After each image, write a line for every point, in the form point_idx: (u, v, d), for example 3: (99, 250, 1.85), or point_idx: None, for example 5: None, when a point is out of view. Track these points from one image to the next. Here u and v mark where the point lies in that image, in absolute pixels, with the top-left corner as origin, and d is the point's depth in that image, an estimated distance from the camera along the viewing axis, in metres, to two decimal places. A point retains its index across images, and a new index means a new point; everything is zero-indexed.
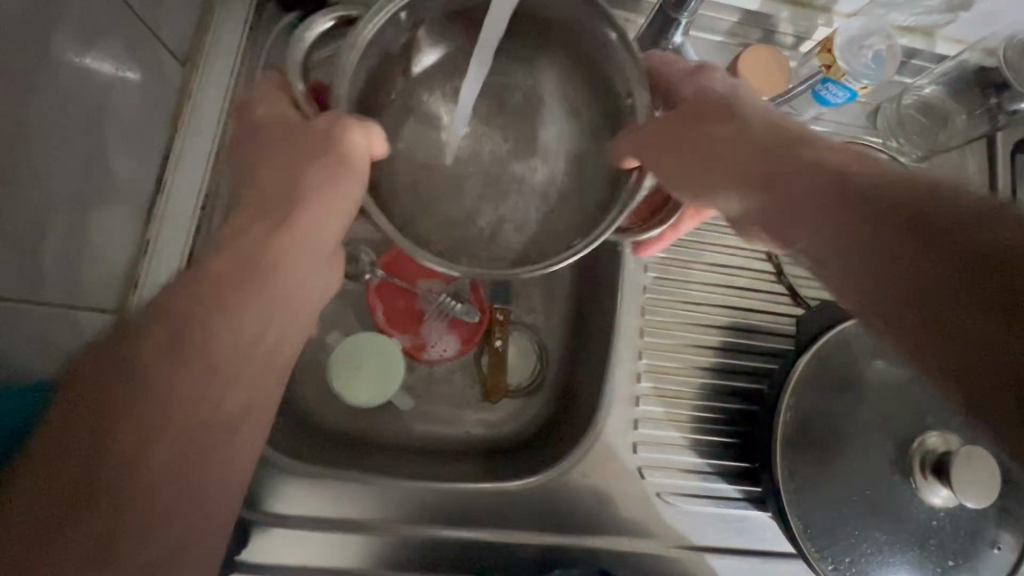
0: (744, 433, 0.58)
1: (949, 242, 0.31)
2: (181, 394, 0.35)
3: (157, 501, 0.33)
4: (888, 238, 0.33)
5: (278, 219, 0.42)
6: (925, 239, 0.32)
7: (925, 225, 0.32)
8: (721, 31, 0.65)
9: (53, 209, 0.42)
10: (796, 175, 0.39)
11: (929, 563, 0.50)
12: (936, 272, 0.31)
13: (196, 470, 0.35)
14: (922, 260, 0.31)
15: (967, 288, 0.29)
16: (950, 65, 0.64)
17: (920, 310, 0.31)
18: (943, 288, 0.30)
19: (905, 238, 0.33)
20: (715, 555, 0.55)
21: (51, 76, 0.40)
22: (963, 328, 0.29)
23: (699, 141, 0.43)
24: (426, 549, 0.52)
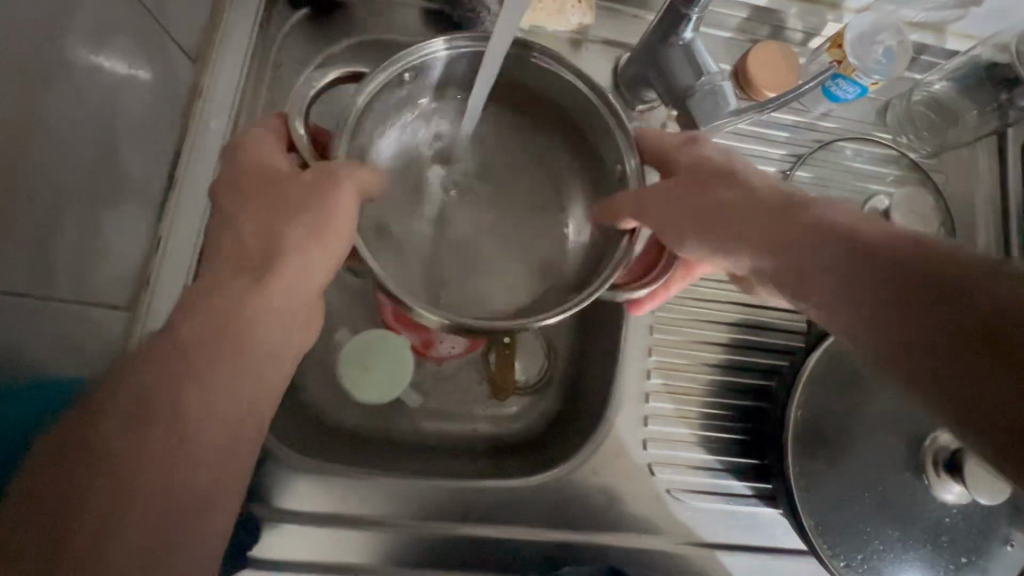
0: (753, 431, 0.58)
1: (956, 306, 0.29)
2: (166, 421, 0.34)
3: (138, 532, 0.32)
4: (890, 303, 0.31)
5: (255, 267, 0.39)
6: (930, 304, 0.30)
7: (924, 289, 0.30)
8: (729, 27, 0.65)
9: (66, 207, 0.42)
10: (796, 235, 0.37)
11: (941, 561, 0.50)
12: (945, 342, 0.28)
13: (178, 500, 0.34)
14: (927, 327, 0.29)
15: (977, 362, 0.27)
16: (961, 61, 0.64)
17: (935, 380, 0.29)
18: (954, 356, 0.28)
19: (907, 304, 0.31)
20: (724, 552, 0.55)
21: (64, 74, 0.40)
22: (977, 402, 0.27)
23: (693, 193, 0.42)
24: (435, 546, 0.52)
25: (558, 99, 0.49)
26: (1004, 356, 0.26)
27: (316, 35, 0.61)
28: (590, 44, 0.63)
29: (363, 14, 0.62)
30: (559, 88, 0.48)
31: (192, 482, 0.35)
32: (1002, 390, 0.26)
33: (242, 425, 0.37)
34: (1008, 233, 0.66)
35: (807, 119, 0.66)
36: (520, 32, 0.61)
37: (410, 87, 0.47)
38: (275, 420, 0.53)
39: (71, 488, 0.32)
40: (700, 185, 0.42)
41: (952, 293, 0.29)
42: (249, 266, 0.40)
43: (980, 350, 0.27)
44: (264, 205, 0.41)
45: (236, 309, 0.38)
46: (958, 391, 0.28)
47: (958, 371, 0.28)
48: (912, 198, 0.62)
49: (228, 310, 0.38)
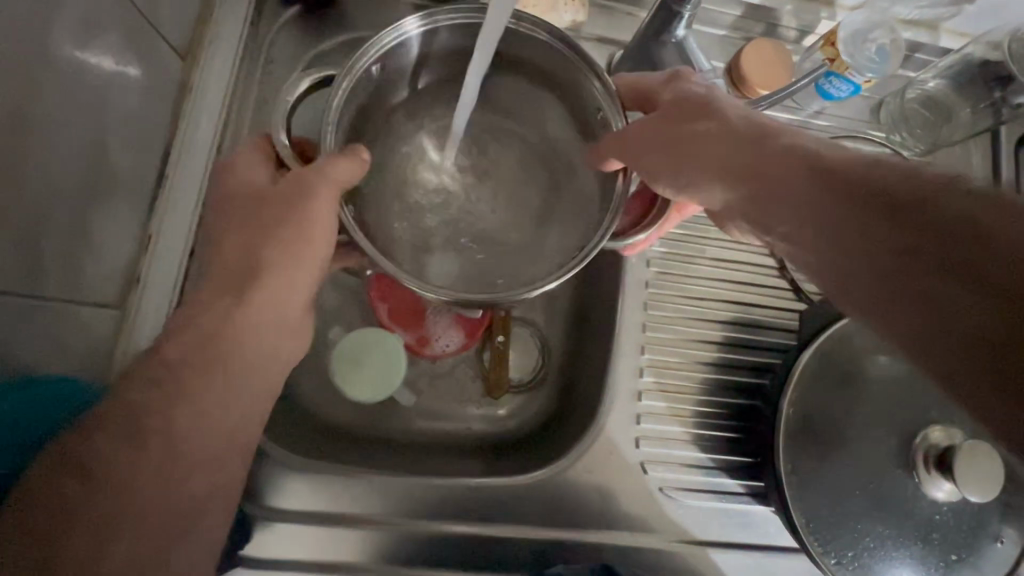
0: (746, 428, 0.58)
1: (942, 242, 0.29)
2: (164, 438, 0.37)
3: (135, 538, 0.35)
4: (881, 239, 0.31)
5: (253, 281, 0.42)
6: (915, 242, 0.30)
7: (913, 224, 0.30)
8: (723, 24, 0.64)
9: (55, 204, 0.42)
10: (772, 173, 0.38)
11: (931, 558, 0.50)
12: (931, 277, 0.29)
13: (172, 509, 0.37)
14: (914, 262, 0.30)
15: (950, 290, 0.28)
16: (955, 58, 0.64)
17: (919, 315, 0.29)
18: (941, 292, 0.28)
19: (895, 238, 0.31)
20: (716, 550, 0.55)
21: (53, 71, 0.40)
22: (961, 337, 0.27)
23: (672, 140, 0.42)
24: (427, 544, 0.52)
25: (538, 65, 0.48)
26: (987, 287, 0.27)
27: (308, 32, 0.61)
28: (584, 41, 0.63)
29: (356, 11, 0.61)
30: (538, 54, 0.47)
31: (188, 493, 0.38)
32: (986, 324, 0.26)
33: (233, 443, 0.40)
34: None
35: (800, 116, 0.66)
36: None
37: (383, 76, 0.46)
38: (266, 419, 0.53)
39: (69, 499, 0.34)
40: (695, 129, 0.42)
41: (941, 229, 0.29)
42: (248, 283, 0.42)
43: (966, 284, 0.27)
44: (250, 212, 0.43)
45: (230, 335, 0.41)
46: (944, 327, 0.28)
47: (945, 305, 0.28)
48: None
49: (223, 334, 0.41)
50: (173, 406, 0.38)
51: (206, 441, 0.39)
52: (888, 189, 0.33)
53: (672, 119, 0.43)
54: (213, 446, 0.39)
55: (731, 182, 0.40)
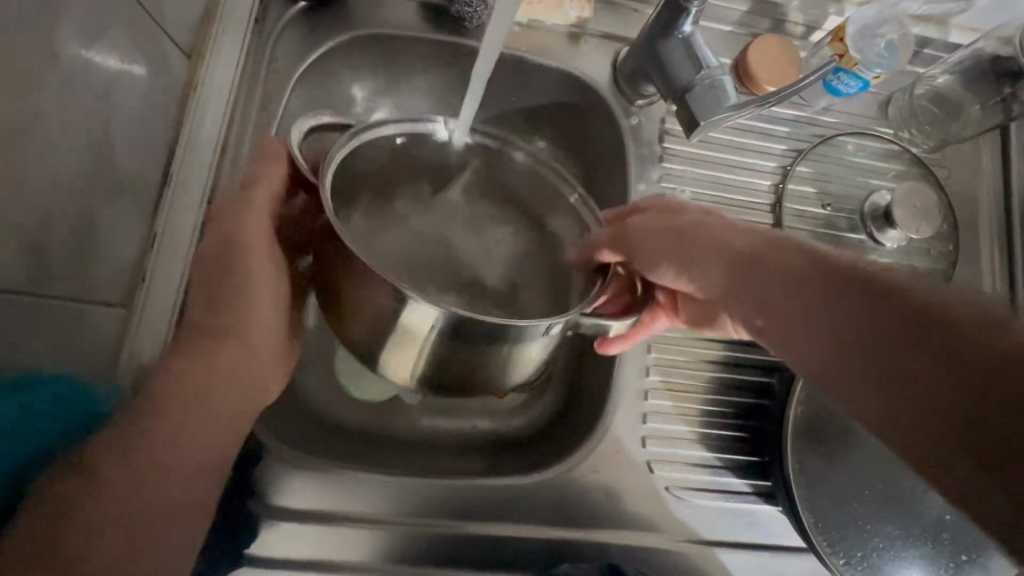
0: (754, 428, 0.58)
1: (958, 358, 0.31)
2: (143, 440, 0.37)
3: (110, 542, 0.35)
4: (898, 351, 0.33)
5: (228, 315, 0.42)
6: (934, 356, 0.31)
7: (924, 338, 0.32)
8: (730, 20, 0.64)
9: (60, 204, 0.41)
10: (761, 268, 0.41)
11: (941, 558, 0.49)
12: (955, 391, 0.30)
13: (150, 514, 0.36)
14: (933, 377, 0.31)
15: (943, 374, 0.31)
16: (966, 53, 0.63)
17: (940, 430, 0.31)
18: (961, 404, 0.30)
19: (910, 351, 0.32)
20: (724, 550, 0.55)
21: (57, 69, 0.39)
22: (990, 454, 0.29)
23: (667, 235, 0.46)
24: (434, 544, 0.52)
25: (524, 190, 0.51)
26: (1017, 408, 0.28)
27: (312, 29, 0.61)
28: (588, 37, 0.63)
29: (360, 8, 0.61)
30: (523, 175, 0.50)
31: (167, 497, 0.37)
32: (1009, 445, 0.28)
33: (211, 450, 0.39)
34: (1010, 227, 0.66)
35: (808, 113, 0.65)
36: (517, 26, 0.61)
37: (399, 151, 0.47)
38: (272, 418, 0.53)
39: (54, 505, 0.34)
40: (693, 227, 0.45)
41: (957, 342, 0.31)
42: (226, 320, 0.42)
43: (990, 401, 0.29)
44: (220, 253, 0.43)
45: (214, 346, 0.41)
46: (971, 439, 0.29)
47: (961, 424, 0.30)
48: (915, 192, 0.60)
49: (205, 345, 0.41)
50: (155, 411, 0.38)
51: (189, 445, 0.38)
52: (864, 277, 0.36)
53: (665, 217, 0.47)
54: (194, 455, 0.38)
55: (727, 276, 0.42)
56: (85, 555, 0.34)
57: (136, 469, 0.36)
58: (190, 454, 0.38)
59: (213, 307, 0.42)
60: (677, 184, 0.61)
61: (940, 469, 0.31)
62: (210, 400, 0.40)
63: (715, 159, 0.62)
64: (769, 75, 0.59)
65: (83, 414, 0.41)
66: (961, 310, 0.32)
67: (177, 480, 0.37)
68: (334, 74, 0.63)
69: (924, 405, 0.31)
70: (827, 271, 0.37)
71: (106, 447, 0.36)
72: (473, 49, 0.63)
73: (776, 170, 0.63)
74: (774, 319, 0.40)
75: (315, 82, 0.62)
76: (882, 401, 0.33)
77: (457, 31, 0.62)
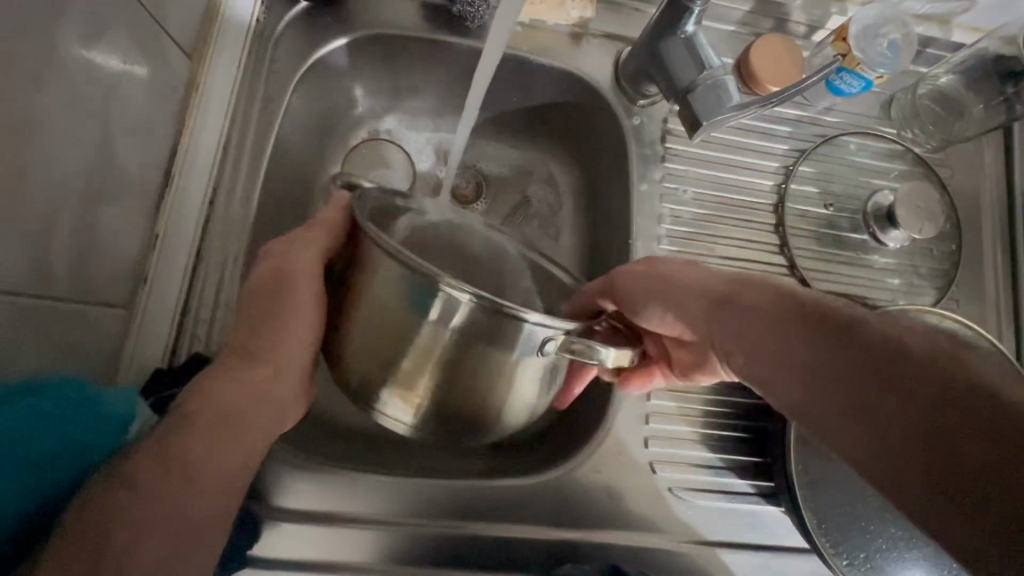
0: (756, 429, 0.58)
1: (912, 386, 0.30)
2: (188, 446, 0.39)
3: (159, 542, 0.36)
4: (857, 384, 0.33)
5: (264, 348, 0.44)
6: (888, 387, 0.31)
7: (878, 370, 0.32)
8: (732, 20, 0.64)
9: (62, 204, 0.41)
10: (742, 306, 0.41)
11: (943, 560, 0.49)
12: (913, 419, 0.30)
13: (194, 516, 0.38)
14: (892, 408, 0.31)
15: (910, 413, 0.30)
16: (969, 53, 0.63)
17: (903, 459, 0.30)
18: (918, 432, 0.29)
19: (870, 383, 0.32)
20: (726, 551, 0.55)
21: (58, 69, 0.39)
22: (948, 484, 0.27)
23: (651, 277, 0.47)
24: (436, 545, 0.52)
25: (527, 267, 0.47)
26: (969, 436, 0.27)
27: (314, 29, 0.60)
28: (590, 37, 0.62)
29: (361, 8, 0.61)
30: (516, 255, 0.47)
31: (209, 501, 0.39)
32: (965, 474, 0.27)
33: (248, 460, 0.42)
34: (1012, 227, 0.66)
35: (810, 113, 0.65)
36: (519, 26, 0.61)
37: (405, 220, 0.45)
38: None
39: (103, 506, 0.35)
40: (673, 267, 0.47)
41: (912, 371, 0.31)
42: (258, 353, 0.44)
43: (945, 428, 0.28)
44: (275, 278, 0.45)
45: (250, 366, 0.44)
46: (931, 467, 0.28)
47: (920, 453, 0.29)
48: (920, 193, 0.60)
49: (241, 364, 0.44)
50: (194, 421, 0.40)
51: (229, 455, 0.41)
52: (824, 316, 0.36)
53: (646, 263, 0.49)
54: (234, 463, 0.41)
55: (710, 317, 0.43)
56: (138, 552, 0.35)
57: (183, 473, 0.38)
58: (228, 464, 0.41)
59: (247, 332, 0.45)
60: (678, 184, 0.61)
61: (910, 504, 0.29)
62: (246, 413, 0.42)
63: (717, 159, 0.62)
64: (772, 75, 0.59)
65: (98, 415, 0.41)
66: (918, 340, 0.32)
67: (219, 485, 0.40)
68: (335, 74, 0.63)
69: (886, 435, 0.31)
70: (792, 305, 0.38)
71: (154, 455, 0.38)
72: (475, 49, 0.63)
73: (778, 170, 0.63)
74: (749, 356, 0.40)
75: (317, 83, 0.62)
76: (849, 435, 0.33)
77: (458, 31, 0.62)
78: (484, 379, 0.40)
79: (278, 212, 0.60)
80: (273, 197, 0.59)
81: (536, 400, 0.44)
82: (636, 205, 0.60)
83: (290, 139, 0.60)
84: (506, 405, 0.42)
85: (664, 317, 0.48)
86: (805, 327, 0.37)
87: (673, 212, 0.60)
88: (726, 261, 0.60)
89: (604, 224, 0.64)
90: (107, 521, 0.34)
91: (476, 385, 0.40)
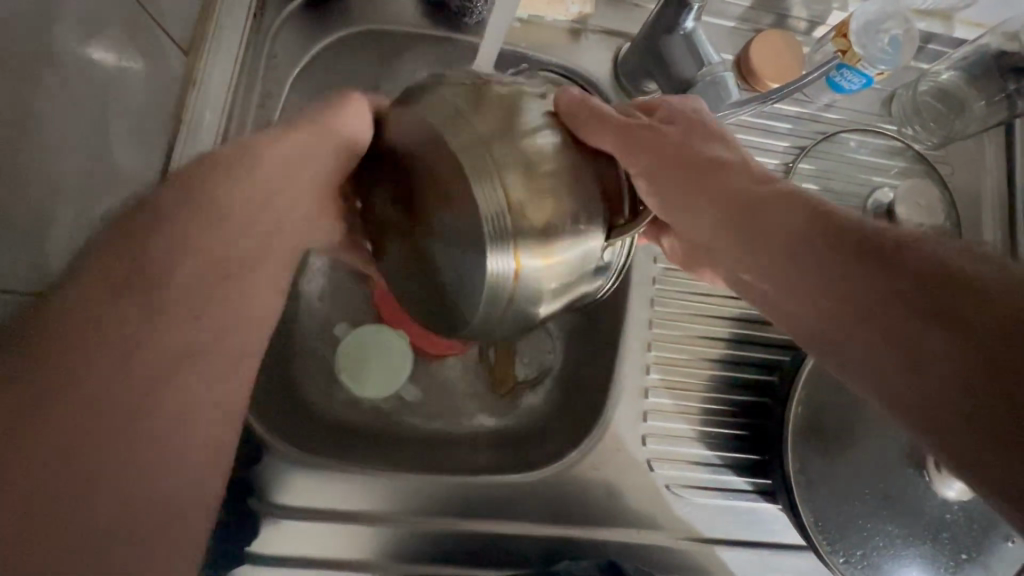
0: (755, 426, 0.58)
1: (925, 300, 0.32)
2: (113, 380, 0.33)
3: (167, 494, 0.34)
4: (872, 303, 0.34)
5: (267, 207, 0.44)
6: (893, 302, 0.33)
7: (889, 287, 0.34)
8: (732, 15, 0.63)
9: (57, 203, 0.41)
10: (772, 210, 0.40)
11: (940, 557, 0.49)
12: (949, 356, 0.31)
13: (159, 461, 0.34)
14: (926, 342, 0.32)
15: (950, 350, 0.31)
16: (971, 49, 0.62)
17: (901, 373, 0.32)
18: (924, 346, 0.32)
19: (906, 315, 0.33)
20: (724, 548, 0.55)
21: (53, 68, 0.39)
22: (949, 390, 0.30)
23: (679, 148, 0.43)
24: (433, 542, 0.53)
25: None
26: (976, 344, 0.30)
27: (311, 26, 0.60)
28: (590, 33, 0.62)
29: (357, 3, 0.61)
30: None
31: (195, 441, 0.36)
32: (965, 384, 0.30)
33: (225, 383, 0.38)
34: (1015, 225, 0.65)
35: (810, 109, 0.65)
36: (517, 22, 0.60)
37: None
38: (274, 416, 0.54)
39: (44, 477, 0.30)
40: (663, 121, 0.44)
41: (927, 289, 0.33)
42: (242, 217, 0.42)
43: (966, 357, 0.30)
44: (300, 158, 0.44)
45: (171, 290, 0.37)
46: (929, 382, 0.31)
47: (919, 363, 0.32)
48: (921, 189, 0.60)
49: (160, 268, 0.37)
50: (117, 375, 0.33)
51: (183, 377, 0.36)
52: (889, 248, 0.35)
53: (650, 133, 0.42)
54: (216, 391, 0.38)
55: (724, 212, 0.41)
56: (135, 516, 0.32)
57: (116, 424, 0.33)
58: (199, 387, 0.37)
59: (202, 195, 0.40)
60: None
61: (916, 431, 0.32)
62: (190, 333, 0.37)
63: None
64: (772, 72, 0.58)
65: None
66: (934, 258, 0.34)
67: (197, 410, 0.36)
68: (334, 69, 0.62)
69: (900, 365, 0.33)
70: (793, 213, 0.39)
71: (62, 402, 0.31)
72: (473, 45, 0.63)
73: (777, 168, 0.63)
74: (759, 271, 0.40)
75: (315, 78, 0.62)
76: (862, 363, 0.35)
77: (456, 27, 0.62)
78: (556, 195, 0.37)
79: None
80: None
81: (573, 271, 0.39)
82: None
83: None
84: (536, 268, 0.38)
85: (674, 195, 0.42)
86: (836, 246, 0.36)
87: None
88: None
89: None
90: (84, 493, 0.31)
91: (550, 198, 0.37)
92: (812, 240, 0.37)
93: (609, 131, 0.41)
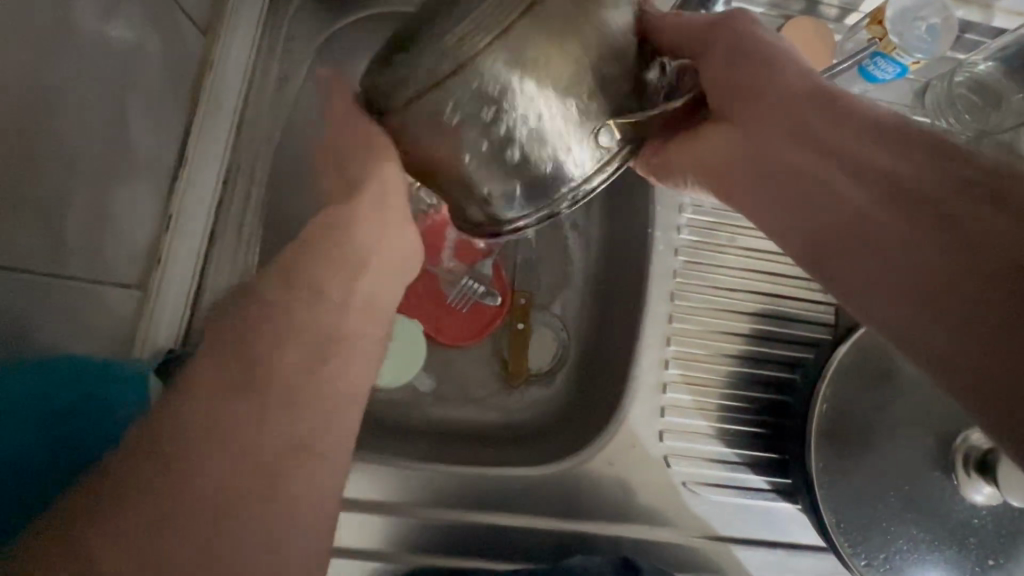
0: (775, 424, 0.56)
1: (967, 266, 0.32)
2: (133, 471, 0.29)
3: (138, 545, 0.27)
4: (923, 250, 0.34)
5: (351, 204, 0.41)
6: (944, 250, 0.34)
7: (962, 231, 0.34)
8: (760, 2, 0.61)
9: (74, 183, 0.41)
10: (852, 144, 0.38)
11: (966, 562, 0.48)
12: (974, 325, 0.31)
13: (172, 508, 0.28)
14: (957, 302, 0.32)
15: (978, 314, 0.31)
16: (1011, 39, 0.60)
17: (922, 324, 0.33)
18: (955, 300, 0.32)
19: (951, 269, 0.33)
20: (741, 548, 0.54)
21: (73, 47, 0.39)
22: (959, 357, 0.31)
23: (753, 60, 0.41)
24: (443, 532, 0.52)
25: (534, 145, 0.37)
26: (997, 304, 0.31)
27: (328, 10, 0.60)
28: None
29: None
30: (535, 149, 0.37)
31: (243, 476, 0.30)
32: (967, 358, 0.31)
33: (341, 398, 0.34)
34: None
35: None
36: None
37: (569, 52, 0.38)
38: None
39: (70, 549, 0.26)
40: (731, 27, 0.42)
41: (975, 257, 0.32)
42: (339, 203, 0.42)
43: (987, 326, 0.31)
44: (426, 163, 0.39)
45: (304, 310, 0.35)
46: (936, 343, 0.32)
47: (938, 313, 0.33)
48: None
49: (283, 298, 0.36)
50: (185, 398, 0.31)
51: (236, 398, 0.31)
52: (962, 206, 0.34)
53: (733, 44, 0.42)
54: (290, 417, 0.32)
55: (769, 118, 0.41)
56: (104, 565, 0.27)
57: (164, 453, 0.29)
58: (236, 417, 0.31)
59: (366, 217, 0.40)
60: None
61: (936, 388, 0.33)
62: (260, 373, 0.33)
63: None
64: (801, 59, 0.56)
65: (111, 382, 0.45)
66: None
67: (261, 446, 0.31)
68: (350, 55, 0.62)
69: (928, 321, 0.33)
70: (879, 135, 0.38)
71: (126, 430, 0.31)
72: None
73: None
74: (801, 198, 0.40)
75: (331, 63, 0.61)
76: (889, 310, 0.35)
77: None
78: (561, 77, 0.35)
79: (288, 194, 0.60)
80: (282, 177, 0.59)
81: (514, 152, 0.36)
82: (654, 194, 0.59)
83: (303, 120, 0.60)
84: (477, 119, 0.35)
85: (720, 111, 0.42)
86: (908, 182, 0.36)
87: (694, 201, 0.60)
88: (743, 255, 0.60)
89: (622, 215, 0.63)
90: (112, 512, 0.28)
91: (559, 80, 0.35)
92: (882, 172, 0.37)
93: (693, 41, 0.42)
